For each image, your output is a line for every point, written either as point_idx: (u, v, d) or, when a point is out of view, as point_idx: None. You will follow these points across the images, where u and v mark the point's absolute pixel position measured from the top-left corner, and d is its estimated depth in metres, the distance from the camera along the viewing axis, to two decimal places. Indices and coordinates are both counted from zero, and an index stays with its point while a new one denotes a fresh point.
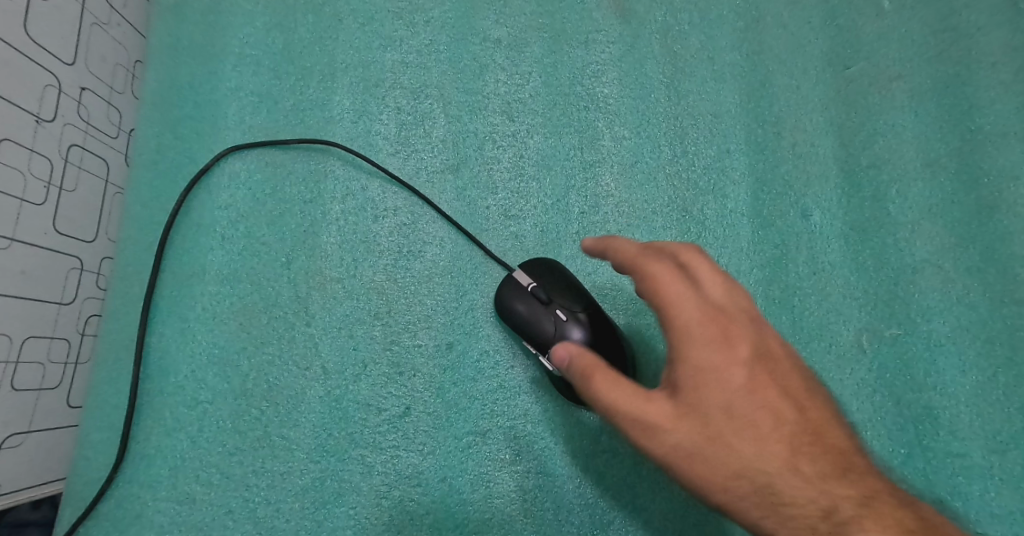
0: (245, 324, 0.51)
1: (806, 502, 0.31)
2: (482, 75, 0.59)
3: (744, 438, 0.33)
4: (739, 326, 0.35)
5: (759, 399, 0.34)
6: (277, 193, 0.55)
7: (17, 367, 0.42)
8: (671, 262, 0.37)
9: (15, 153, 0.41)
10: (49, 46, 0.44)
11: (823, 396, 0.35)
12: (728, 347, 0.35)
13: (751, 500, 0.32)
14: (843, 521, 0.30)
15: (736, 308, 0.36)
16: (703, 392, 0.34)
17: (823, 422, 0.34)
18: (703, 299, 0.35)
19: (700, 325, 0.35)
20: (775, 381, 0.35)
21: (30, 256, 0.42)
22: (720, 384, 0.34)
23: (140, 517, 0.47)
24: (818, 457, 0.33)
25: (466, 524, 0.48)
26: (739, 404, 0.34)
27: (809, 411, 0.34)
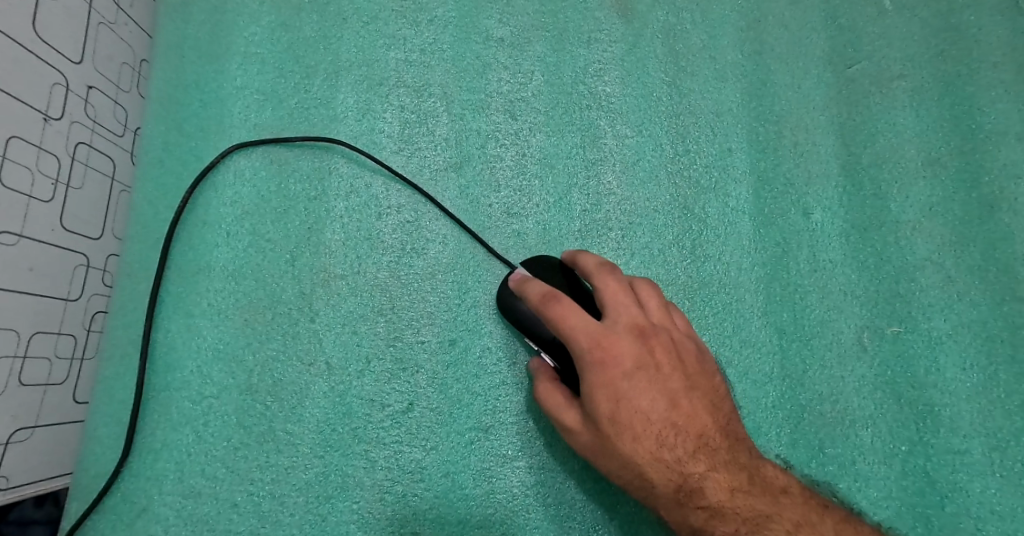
0: (249, 321, 0.52)
1: (667, 479, 0.40)
2: (485, 74, 0.59)
3: (628, 441, 0.40)
4: (623, 344, 0.40)
5: (639, 406, 0.40)
6: (281, 190, 0.55)
7: (25, 362, 0.42)
8: (565, 301, 0.42)
9: (24, 150, 0.41)
10: (58, 44, 0.44)
11: (695, 388, 0.42)
12: (613, 365, 0.40)
13: (636, 483, 0.41)
14: (690, 486, 0.40)
15: (620, 325, 0.41)
16: (596, 405, 0.40)
17: (691, 412, 0.41)
18: (591, 326, 0.41)
19: (589, 349, 0.40)
20: (653, 385, 0.40)
21: (37, 252, 0.43)
22: (609, 396, 0.40)
23: (146, 511, 0.48)
24: (680, 444, 0.40)
25: (469, 518, 0.49)
26: (623, 412, 0.40)
27: (679, 404, 0.41)
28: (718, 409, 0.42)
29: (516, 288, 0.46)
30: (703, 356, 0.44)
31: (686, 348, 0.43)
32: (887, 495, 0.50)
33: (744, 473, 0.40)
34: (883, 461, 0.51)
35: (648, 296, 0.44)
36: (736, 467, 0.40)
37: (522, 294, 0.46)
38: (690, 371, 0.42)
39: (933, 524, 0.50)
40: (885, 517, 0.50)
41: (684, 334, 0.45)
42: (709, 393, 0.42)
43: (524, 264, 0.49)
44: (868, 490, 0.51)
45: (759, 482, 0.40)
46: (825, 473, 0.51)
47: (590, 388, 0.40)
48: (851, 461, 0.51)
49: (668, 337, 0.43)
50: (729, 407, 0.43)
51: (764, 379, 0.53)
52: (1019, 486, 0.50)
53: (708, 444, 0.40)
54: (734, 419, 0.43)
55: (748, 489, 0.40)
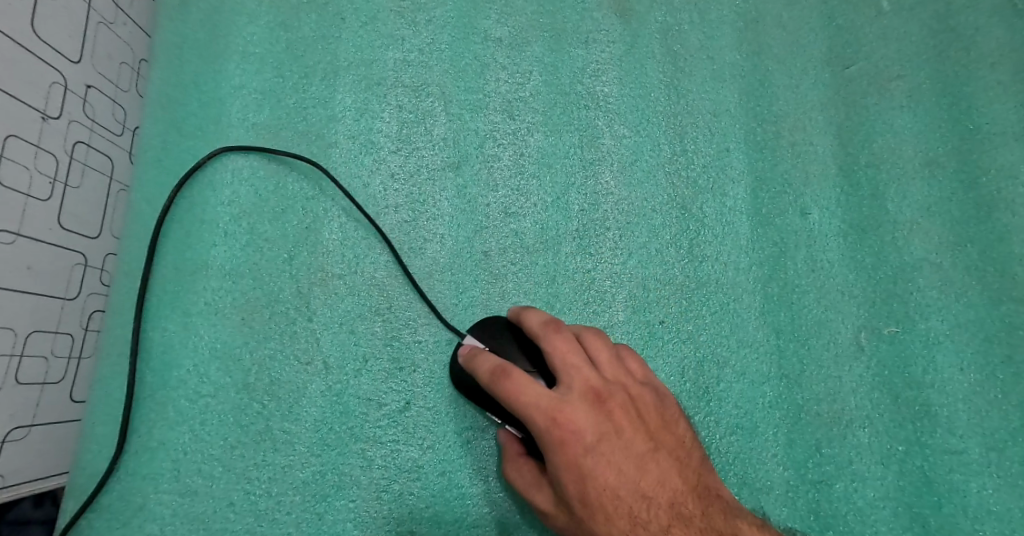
0: (247, 319, 0.52)
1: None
2: (483, 74, 0.59)
3: (602, 520, 0.40)
4: (581, 419, 0.40)
5: (605, 483, 0.40)
6: (279, 190, 0.55)
7: (22, 360, 0.42)
8: (515, 377, 0.41)
9: (21, 149, 0.41)
10: (56, 43, 0.45)
11: (659, 451, 0.42)
12: (572, 446, 0.39)
13: None
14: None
15: (573, 398, 0.41)
16: (565, 487, 0.40)
17: (659, 478, 0.41)
18: (547, 403, 0.40)
19: (546, 431, 0.40)
20: (616, 459, 0.40)
21: (35, 251, 0.43)
22: (575, 477, 0.40)
23: (142, 509, 0.48)
24: (653, 515, 0.40)
25: (466, 517, 0.49)
26: (591, 494, 0.40)
27: (646, 472, 0.41)
28: (686, 466, 0.43)
29: (464, 363, 0.45)
30: (664, 408, 0.44)
31: (645, 405, 0.43)
32: (884, 495, 0.50)
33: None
34: (880, 461, 0.51)
35: (596, 351, 0.44)
36: (712, 532, 0.40)
37: (472, 371, 0.44)
38: (653, 430, 0.43)
39: (929, 525, 0.50)
40: (881, 517, 0.50)
41: (642, 385, 0.45)
42: (674, 451, 0.43)
43: (474, 330, 0.47)
44: (865, 490, 0.51)
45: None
46: (822, 473, 0.51)
47: (556, 471, 0.40)
48: (847, 461, 0.51)
49: (625, 395, 0.43)
50: (696, 459, 0.44)
51: (761, 379, 0.53)
52: (1016, 486, 0.50)
53: (680, 511, 0.41)
54: (703, 471, 0.44)
55: None
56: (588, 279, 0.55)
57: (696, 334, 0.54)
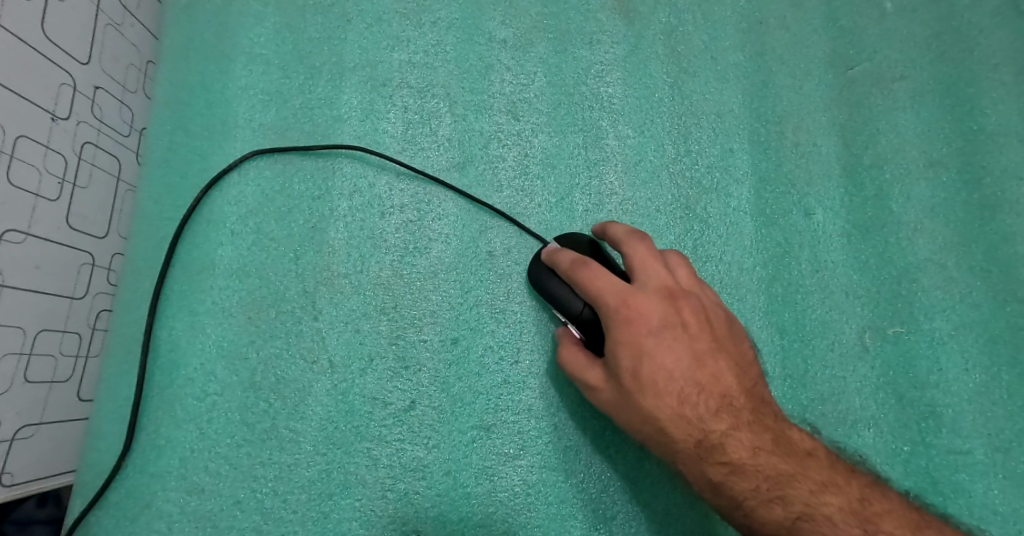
0: (252, 318, 0.52)
1: (687, 435, 0.40)
2: (488, 75, 0.60)
3: (650, 395, 0.40)
4: (651, 304, 0.41)
5: (661, 364, 0.40)
6: (285, 189, 0.56)
7: (31, 359, 0.43)
8: (594, 267, 0.43)
9: (31, 149, 0.42)
10: (66, 45, 0.45)
11: (721, 351, 0.42)
12: (634, 326, 0.40)
13: (658, 440, 0.41)
14: (711, 443, 0.39)
15: (646, 289, 0.42)
16: (619, 360, 0.41)
17: (716, 373, 0.41)
18: (620, 288, 0.42)
19: (614, 310, 0.41)
20: (676, 346, 0.40)
21: (43, 251, 0.43)
22: (633, 352, 0.40)
23: (149, 507, 0.48)
24: (703, 402, 0.40)
25: (471, 517, 0.49)
26: (644, 371, 0.40)
27: (703, 366, 0.41)
28: (745, 373, 0.42)
29: (545, 260, 0.47)
30: (732, 324, 0.44)
31: (715, 314, 0.44)
32: None
33: (768, 434, 0.40)
34: (885, 461, 0.51)
35: (677, 263, 0.45)
36: (760, 427, 0.40)
37: (551, 267, 0.47)
38: (718, 333, 0.43)
39: None
40: None
41: (713, 300, 0.45)
42: (736, 357, 0.43)
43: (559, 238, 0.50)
44: None
45: (783, 443, 0.40)
46: None
47: (615, 345, 0.41)
48: (853, 461, 0.51)
49: (697, 301, 0.43)
50: (757, 373, 0.43)
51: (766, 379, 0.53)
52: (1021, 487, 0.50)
53: (731, 404, 0.40)
54: (761, 383, 0.43)
55: (771, 449, 0.39)
56: None
57: None
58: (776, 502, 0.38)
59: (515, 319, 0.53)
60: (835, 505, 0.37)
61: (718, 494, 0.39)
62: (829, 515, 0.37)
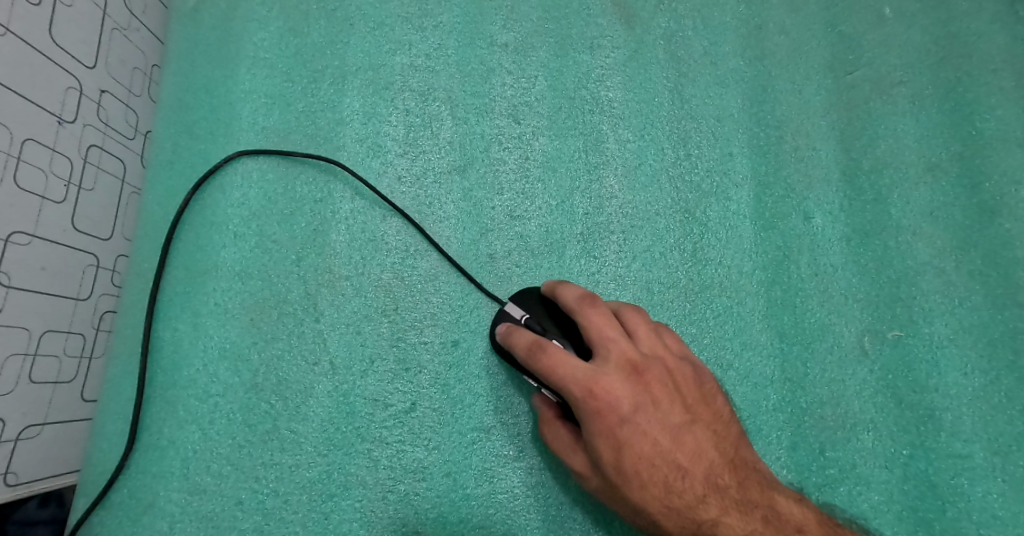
0: (255, 320, 0.53)
1: (681, 525, 0.41)
2: (489, 79, 0.60)
3: (638, 489, 0.40)
4: (620, 388, 0.40)
5: (641, 455, 0.40)
6: (288, 192, 0.56)
7: (35, 359, 0.43)
8: (553, 352, 0.41)
9: (38, 153, 0.42)
10: (73, 49, 0.46)
11: (697, 424, 0.42)
12: (608, 419, 0.40)
13: (654, 528, 0.42)
14: (705, 530, 0.41)
15: (612, 372, 0.40)
16: (601, 455, 0.40)
17: (696, 451, 0.42)
18: (586, 377, 0.40)
19: (584, 405, 0.40)
20: (654, 432, 0.40)
21: (49, 252, 0.44)
22: (612, 448, 0.40)
23: (151, 507, 0.48)
24: (690, 488, 0.41)
25: (471, 518, 0.49)
26: (627, 464, 0.40)
27: (684, 444, 0.41)
28: (723, 440, 0.43)
29: (503, 339, 0.45)
30: (701, 383, 0.44)
31: (684, 378, 0.43)
32: (889, 498, 0.51)
33: (757, 513, 0.42)
34: (884, 464, 0.51)
35: (636, 324, 0.44)
36: (748, 507, 0.42)
37: (509, 346, 0.45)
38: (690, 403, 0.43)
39: (934, 529, 0.50)
40: (885, 520, 0.50)
41: (679, 360, 0.44)
42: (712, 424, 0.43)
43: (512, 301, 0.48)
44: (869, 494, 0.51)
45: (772, 519, 0.42)
46: (825, 476, 0.51)
47: (593, 437, 0.40)
48: (852, 464, 0.51)
49: (664, 369, 0.42)
50: (734, 433, 0.44)
51: (765, 382, 0.53)
52: (1021, 491, 0.50)
53: (717, 484, 0.42)
54: (740, 445, 0.44)
55: (762, 530, 0.41)
56: (591, 282, 0.56)
57: (700, 336, 0.54)
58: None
59: None
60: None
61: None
62: None
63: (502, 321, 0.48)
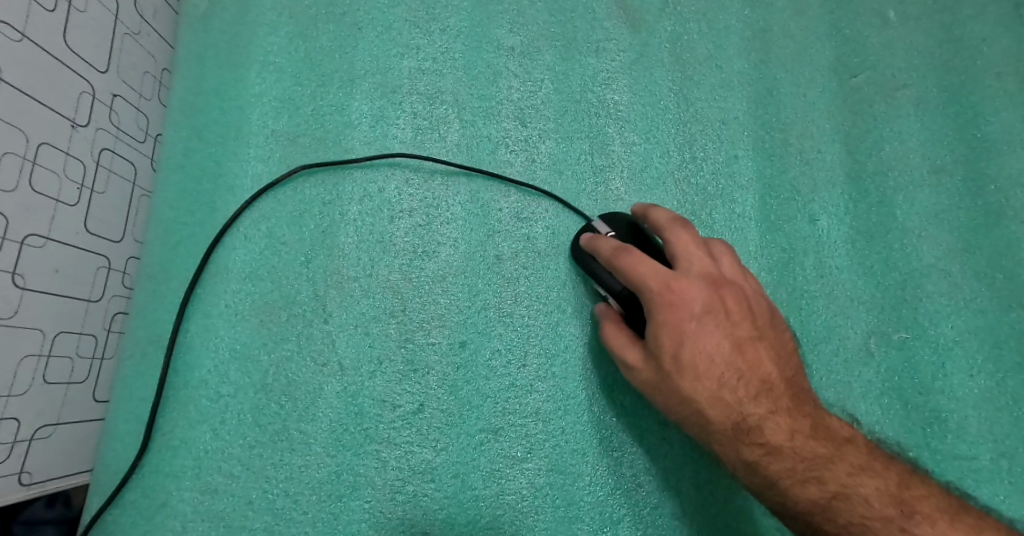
0: (264, 322, 0.53)
1: (725, 417, 0.41)
2: (495, 82, 0.61)
3: (692, 380, 0.41)
4: (695, 290, 0.42)
5: (701, 351, 0.41)
6: (297, 194, 0.57)
7: (49, 361, 0.44)
8: (637, 253, 0.43)
9: (52, 156, 0.43)
10: (86, 54, 0.46)
11: (762, 341, 0.43)
12: (677, 314, 0.41)
13: (697, 421, 0.42)
14: (750, 425, 0.41)
15: (691, 279, 0.42)
16: (661, 344, 0.41)
17: (756, 360, 0.42)
18: (665, 275, 0.42)
19: (658, 297, 0.41)
20: (719, 335, 0.42)
21: (63, 255, 0.44)
22: (674, 337, 0.41)
23: (164, 507, 0.49)
24: (744, 387, 0.41)
25: (479, 519, 0.49)
26: (685, 355, 0.41)
27: (745, 354, 0.42)
28: (784, 361, 0.44)
29: (588, 245, 0.47)
30: (772, 314, 0.45)
31: (756, 302, 0.45)
32: None
33: (807, 421, 0.41)
34: None
35: (721, 253, 0.45)
36: (799, 413, 0.41)
37: (593, 251, 0.47)
38: (758, 322, 0.44)
39: None
40: None
41: (754, 289, 0.45)
42: (775, 345, 0.44)
43: (601, 217, 0.50)
44: None
45: (821, 429, 0.41)
46: None
47: (656, 328, 0.42)
48: None
49: (740, 289, 0.44)
50: (794, 362, 0.44)
51: None
52: None
53: (771, 390, 0.42)
54: (799, 372, 0.44)
55: (809, 435, 0.41)
56: None
57: None
58: (811, 482, 0.40)
59: (522, 322, 0.54)
60: (873, 486, 0.39)
61: (753, 473, 0.41)
62: (865, 496, 0.39)
63: (587, 232, 0.49)
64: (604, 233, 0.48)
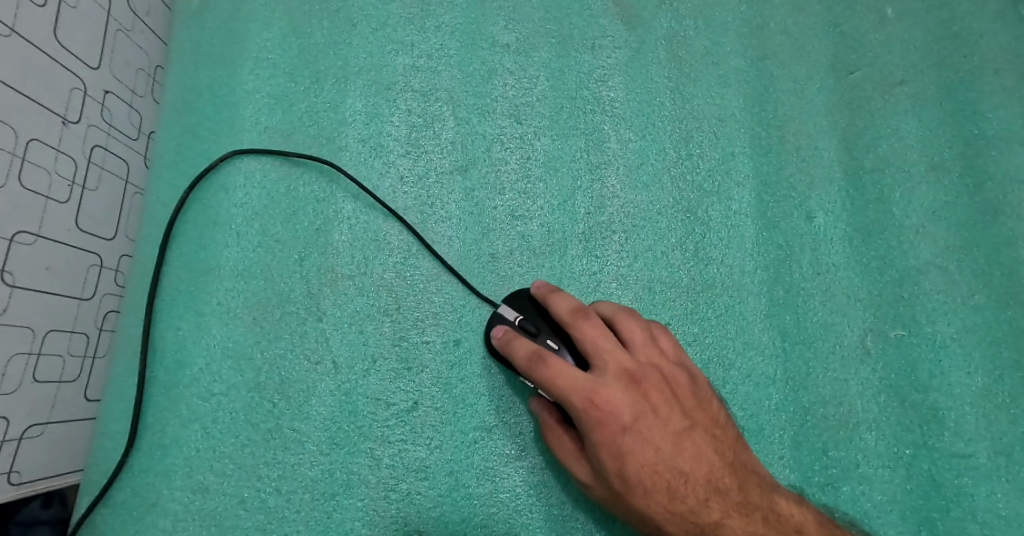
0: (257, 319, 0.53)
1: (684, 528, 0.42)
2: (490, 79, 0.60)
3: (642, 496, 0.42)
4: (620, 399, 0.41)
5: (641, 464, 0.41)
6: (291, 192, 0.56)
7: (39, 359, 0.43)
8: (552, 362, 0.42)
9: (42, 152, 0.43)
10: (77, 50, 0.46)
11: (696, 432, 0.44)
12: (608, 430, 0.41)
13: (659, 532, 0.43)
14: (708, 532, 0.42)
15: (611, 383, 0.42)
16: (605, 465, 0.42)
17: (695, 456, 0.43)
18: (585, 387, 0.41)
19: (585, 416, 0.41)
20: (655, 440, 0.42)
21: (53, 252, 0.44)
22: (612, 457, 0.41)
23: (156, 505, 0.48)
24: (691, 492, 0.42)
25: (473, 518, 0.49)
26: (629, 473, 0.41)
27: (684, 451, 0.43)
28: (723, 443, 0.44)
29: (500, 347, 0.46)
30: (697, 388, 0.45)
31: (681, 384, 0.45)
32: (892, 497, 0.50)
33: (759, 514, 0.43)
34: (887, 464, 0.51)
35: (629, 332, 0.45)
36: (750, 508, 0.43)
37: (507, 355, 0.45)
38: (687, 409, 0.44)
39: (938, 529, 0.50)
40: (889, 521, 0.50)
41: (673, 366, 0.45)
42: (710, 429, 0.44)
43: (505, 302, 0.49)
44: (872, 493, 0.50)
45: (773, 521, 0.43)
46: (829, 476, 0.51)
47: (595, 448, 0.41)
48: (855, 464, 0.51)
49: (660, 377, 0.44)
50: (732, 436, 0.45)
51: (767, 381, 0.53)
52: None
53: (717, 486, 0.43)
54: (739, 448, 0.45)
55: (762, 533, 0.42)
56: (593, 281, 0.56)
57: (702, 336, 0.55)
58: None
59: None
60: None
61: None
62: None
63: (495, 322, 0.48)
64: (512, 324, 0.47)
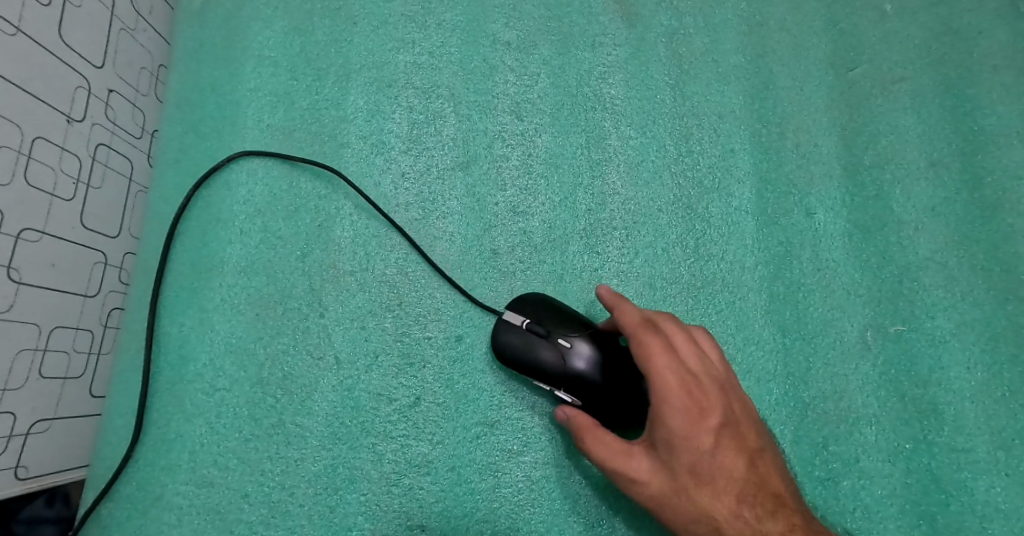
0: (260, 316, 0.53)
1: None
2: (492, 76, 0.61)
3: (705, 492, 0.41)
4: (712, 395, 0.42)
5: (718, 463, 0.41)
6: (293, 189, 0.57)
7: (45, 355, 0.44)
8: (650, 344, 0.42)
9: (47, 151, 0.43)
10: (82, 49, 0.46)
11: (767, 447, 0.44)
12: (699, 421, 0.41)
13: None
14: None
15: (705, 380, 0.42)
16: (680, 456, 0.41)
17: (765, 471, 0.43)
18: (684, 374, 0.41)
19: (679, 401, 0.40)
20: (734, 445, 0.42)
21: (59, 248, 0.44)
22: (694, 449, 0.40)
23: (159, 500, 0.49)
24: (757, 503, 0.41)
25: (475, 512, 0.49)
26: (702, 467, 0.41)
27: (756, 465, 0.42)
28: (784, 469, 0.44)
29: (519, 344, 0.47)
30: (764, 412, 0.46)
31: (753, 405, 0.45)
32: (892, 491, 0.51)
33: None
34: (887, 458, 0.52)
35: (709, 345, 0.45)
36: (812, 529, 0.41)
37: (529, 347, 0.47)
38: (760, 427, 0.44)
39: (937, 523, 0.50)
40: (888, 515, 0.50)
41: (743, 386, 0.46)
42: (775, 451, 0.44)
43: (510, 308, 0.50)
44: (872, 487, 0.51)
45: None
46: (828, 470, 0.51)
47: (676, 438, 0.40)
48: (855, 458, 0.51)
49: (739, 391, 0.45)
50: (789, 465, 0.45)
51: (767, 377, 0.54)
52: None
53: (782, 503, 0.42)
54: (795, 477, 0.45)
55: None
56: (595, 277, 0.56)
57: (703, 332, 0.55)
58: None
59: None
60: None
61: None
62: None
63: (502, 325, 0.49)
64: (521, 323, 0.48)
